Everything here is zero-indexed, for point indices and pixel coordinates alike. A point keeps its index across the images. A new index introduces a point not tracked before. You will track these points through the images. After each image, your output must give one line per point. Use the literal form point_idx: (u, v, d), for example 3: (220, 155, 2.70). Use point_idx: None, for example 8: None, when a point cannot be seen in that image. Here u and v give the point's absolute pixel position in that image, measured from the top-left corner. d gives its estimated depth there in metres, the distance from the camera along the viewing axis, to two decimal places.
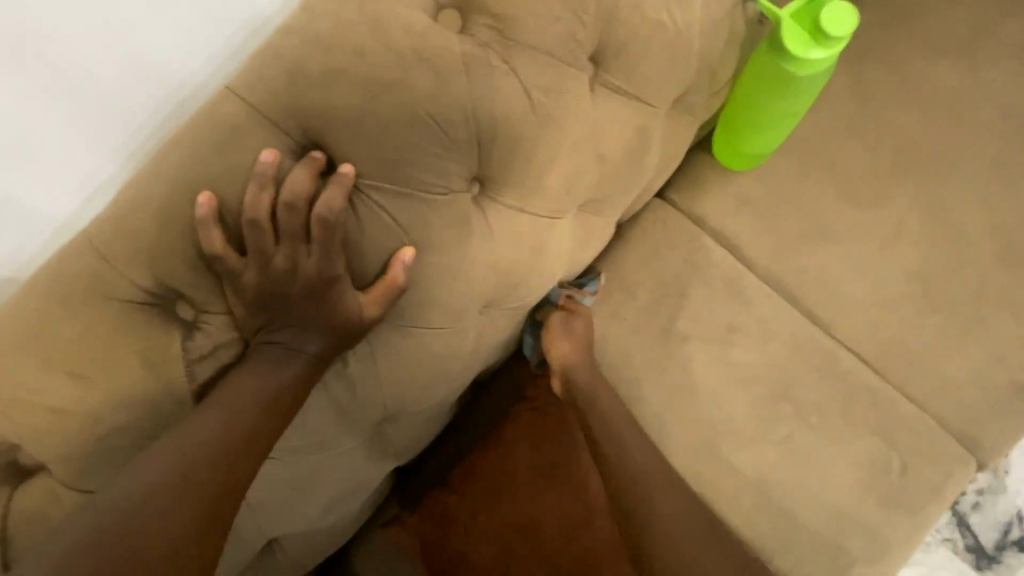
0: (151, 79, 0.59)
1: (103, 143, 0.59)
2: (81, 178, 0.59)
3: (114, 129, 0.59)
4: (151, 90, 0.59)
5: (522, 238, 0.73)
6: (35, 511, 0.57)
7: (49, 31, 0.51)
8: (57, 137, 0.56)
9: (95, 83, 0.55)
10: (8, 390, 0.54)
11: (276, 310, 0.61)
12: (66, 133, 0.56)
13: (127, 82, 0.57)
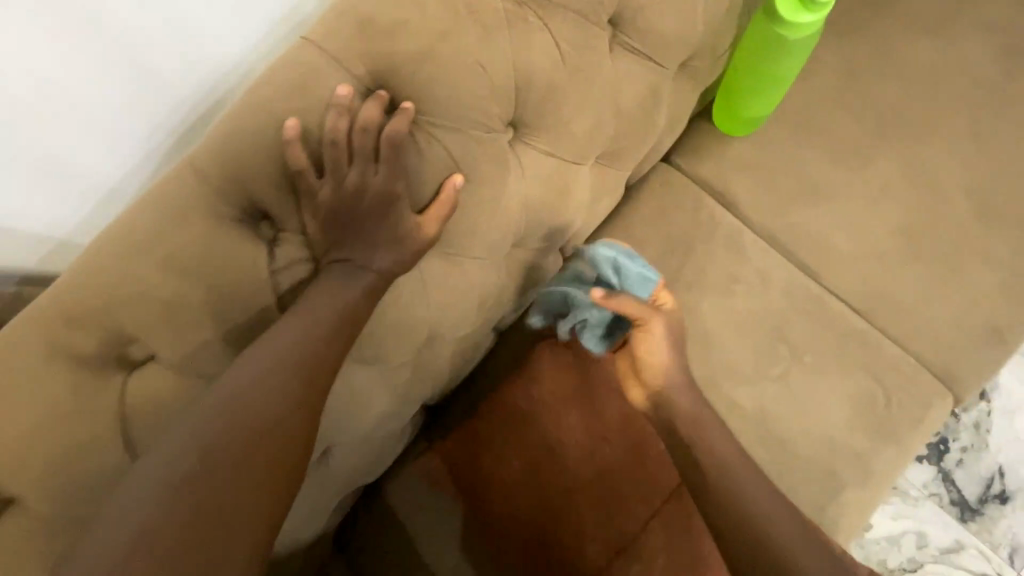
0: (203, 74, 0.79)
1: (157, 119, 0.78)
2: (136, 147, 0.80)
3: (165, 109, 0.78)
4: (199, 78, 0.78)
5: (549, 180, 0.84)
6: (146, 400, 0.65)
7: (138, 37, 0.69)
8: (126, 113, 0.75)
9: (160, 74, 0.74)
10: (123, 290, 0.63)
11: (345, 231, 0.69)
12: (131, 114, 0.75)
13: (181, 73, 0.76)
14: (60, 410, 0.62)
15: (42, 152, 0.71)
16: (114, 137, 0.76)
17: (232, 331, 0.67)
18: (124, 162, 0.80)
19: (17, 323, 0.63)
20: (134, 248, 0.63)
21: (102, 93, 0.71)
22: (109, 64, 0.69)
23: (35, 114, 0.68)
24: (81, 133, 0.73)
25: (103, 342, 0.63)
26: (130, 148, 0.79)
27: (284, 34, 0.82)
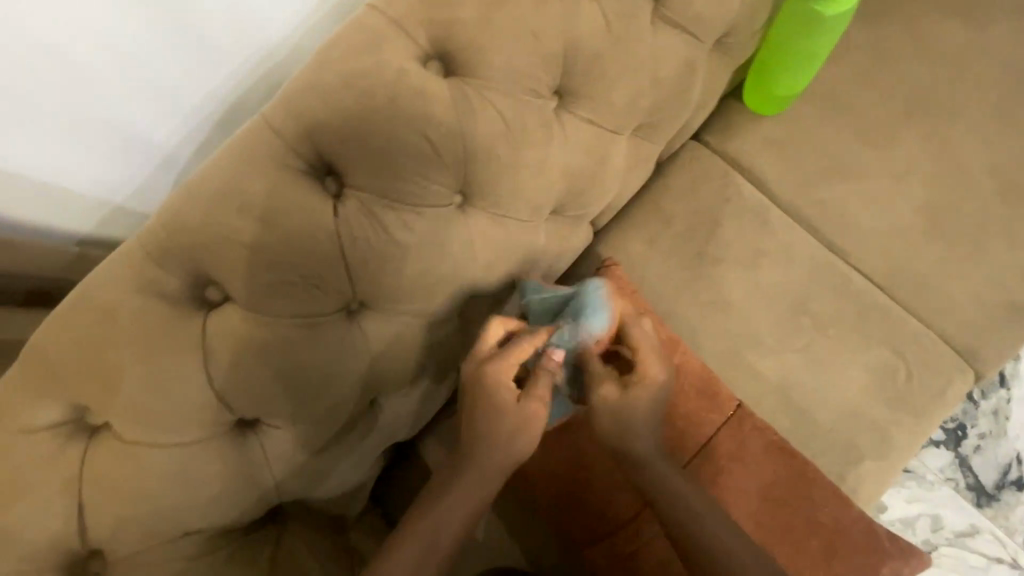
0: (256, 56, 0.87)
1: (209, 94, 0.87)
2: (190, 120, 0.88)
3: (218, 85, 0.86)
4: (253, 58, 0.87)
5: (589, 148, 0.88)
6: (222, 336, 0.71)
7: (209, 21, 0.77)
8: (186, 86, 0.83)
9: (222, 52, 0.82)
10: (204, 234, 0.68)
11: (403, 185, 0.73)
12: (189, 89, 0.84)
13: (238, 52, 0.84)
14: (149, 341, 0.69)
15: (110, 124, 0.81)
16: (172, 109, 0.85)
17: (298, 278, 0.71)
18: (178, 132, 0.88)
19: (111, 264, 0.70)
20: (215, 195, 0.68)
21: (169, 68, 0.79)
22: (180, 43, 0.77)
23: (113, 92, 0.77)
24: (147, 104, 0.81)
25: (186, 281, 0.70)
26: (184, 120, 0.87)
27: (329, 23, 0.91)
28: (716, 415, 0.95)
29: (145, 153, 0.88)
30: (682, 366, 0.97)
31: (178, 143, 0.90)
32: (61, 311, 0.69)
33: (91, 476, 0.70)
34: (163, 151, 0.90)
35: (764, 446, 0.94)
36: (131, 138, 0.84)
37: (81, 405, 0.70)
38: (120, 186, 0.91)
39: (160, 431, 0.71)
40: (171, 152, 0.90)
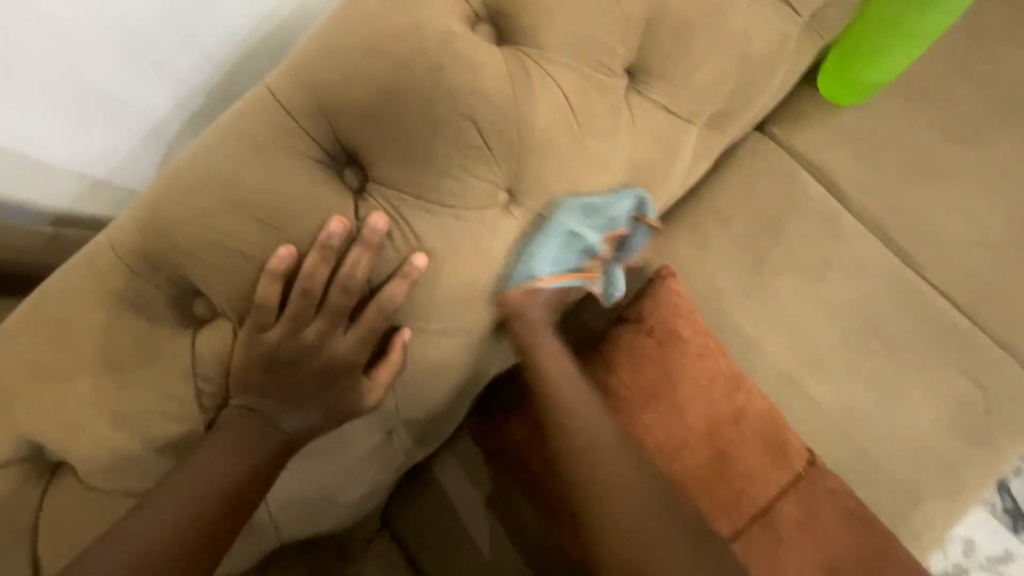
0: (263, 10, 0.70)
1: (205, 57, 0.70)
2: (183, 87, 0.71)
3: (217, 46, 0.69)
4: (260, 14, 0.70)
5: (659, 139, 0.73)
6: (214, 365, 0.56)
7: None
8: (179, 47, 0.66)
9: (223, 4, 0.65)
10: (186, 235, 0.53)
11: (445, 179, 0.58)
12: (183, 50, 0.67)
13: (243, 6, 0.67)
14: (124, 366, 0.54)
15: (84, 87, 0.64)
16: (160, 75, 0.68)
17: (304, 303, 0.54)
18: (168, 101, 0.72)
19: (73, 269, 0.55)
20: (205, 183, 0.53)
21: (157, 20, 0.62)
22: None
23: (84, 48, 0.61)
24: (130, 66, 0.65)
25: (170, 290, 0.55)
26: (175, 87, 0.70)
27: None
28: (783, 472, 0.78)
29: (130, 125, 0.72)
30: (748, 408, 0.80)
31: (170, 114, 0.74)
32: (13, 323, 0.54)
33: (48, 528, 0.56)
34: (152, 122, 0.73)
35: (839, 516, 0.77)
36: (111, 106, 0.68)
37: (36, 443, 0.55)
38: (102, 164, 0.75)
39: (129, 477, 0.56)
40: (162, 124, 0.74)
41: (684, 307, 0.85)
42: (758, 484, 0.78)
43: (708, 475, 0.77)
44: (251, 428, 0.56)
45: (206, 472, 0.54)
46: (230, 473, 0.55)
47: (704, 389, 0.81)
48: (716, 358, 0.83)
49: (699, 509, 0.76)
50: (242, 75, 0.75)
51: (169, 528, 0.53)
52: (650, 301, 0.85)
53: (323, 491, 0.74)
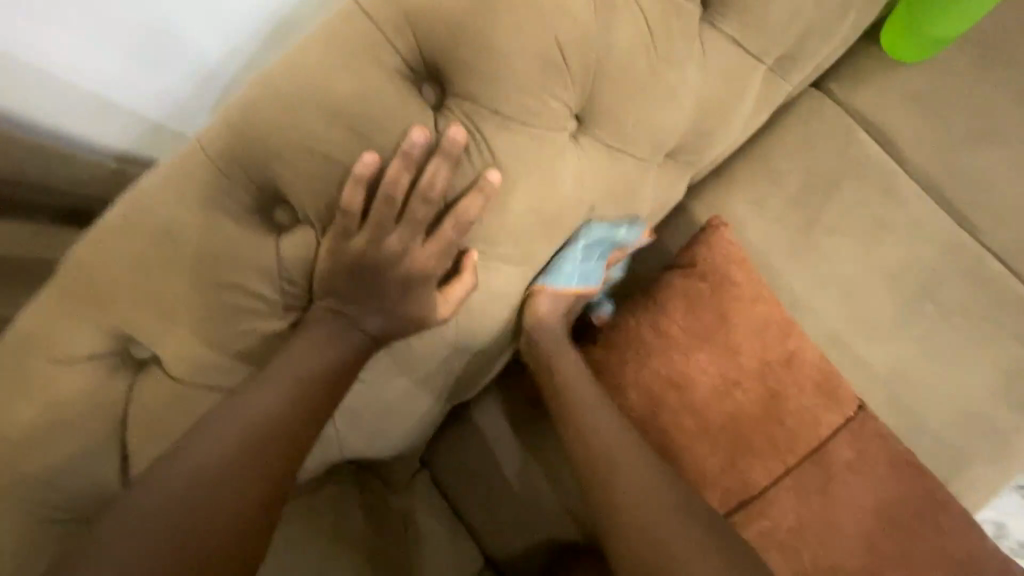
0: None
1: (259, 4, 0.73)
2: (236, 31, 0.74)
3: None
4: None
5: (726, 76, 0.74)
6: (298, 266, 0.59)
7: None
8: None
9: None
10: (274, 135, 0.55)
11: (522, 94, 0.59)
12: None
13: None
14: (213, 266, 0.57)
15: (146, 25, 0.67)
16: (217, 18, 0.71)
17: (386, 209, 0.56)
18: (222, 44, 0.74)
19: (163, 173, 0.57)
20: (292, 87, 0.54)
21: None
22: None
23: None
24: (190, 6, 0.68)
25: (252, 198, 0.57)
26: (230, 30, 0.73)
27: None
28: (836, 413, 0.82)
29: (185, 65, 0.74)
30: (798, 354, 0.84)
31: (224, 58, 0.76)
32: (106, 224, 0.57)
33: (137, 416, 0.60)
34: (206, 65, 0.76)
35: (888, 459, 0.80)
36: (169, 46, 0.71)
37: (128, 334, 0.59)
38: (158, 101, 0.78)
39: (213, 370, 0.60)
40: (215, 67, 0.76)
41: (737, 256, 0.88)
42: (810, 423, 0.81)
43: (761, 413, 0.81)
44: (338, 325, 0.60)
45: (300, 359, 0.58)
46: (321, 363, 0.59)
47: (757, 332, 0.84)
48: (765, 304, 0.86)
49: (753, 444, 0.80)
50: (292, 25, 0.78)
51: (258, 412, 0.56)
52: (703, 249, 0.89)
53: (381, 416, 0.75)
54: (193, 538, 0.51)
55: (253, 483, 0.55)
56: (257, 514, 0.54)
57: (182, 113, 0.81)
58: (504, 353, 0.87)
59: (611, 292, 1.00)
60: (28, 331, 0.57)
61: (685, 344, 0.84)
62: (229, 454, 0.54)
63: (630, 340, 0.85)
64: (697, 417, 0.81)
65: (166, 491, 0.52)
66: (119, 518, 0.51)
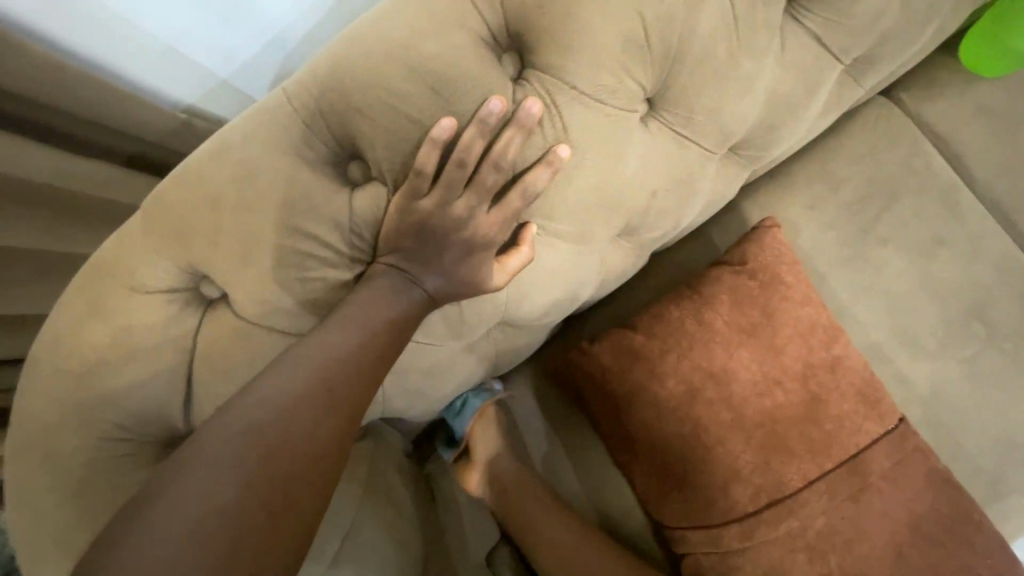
0: None
1: None
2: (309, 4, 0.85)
3: None
4: None
5: (803, 72, 0.74)
6: (369, 222, 0.62)
7: None
8: None
9: None
10: (357, 92, 0.56)
11: (602, 72, 0.59)
12: None
13: None
14: (289, 214, 0.59)
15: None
16: None
17: (458, 172, 0.57)
18: (293, 15, 0.85)
19: (248, 119, 0.59)
20: (380, 45, 0.55)
21: None
22: None
23: None
24: None
25: (330, 151, 0.60)
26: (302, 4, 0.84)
27: None
28: (875, 423, 0.84)
29: (260, 32, 0.85)
30: (842, 359, 0.86)
31: (294, 28, 0.87)
32: (191, 163, 0.59)
33: (202, 351, 0.62)
34: (277, 32, 0.86)
35: (926, 473, 0.83)
36: (251, 16, 0.81)
37: (201, 271, 0.61)
38: (231, 62, 0.88)
39: (278, 314, 0.62)
40: (284, 35, 0.87)
41: (788, 257, 0.88)
42: (849, 428, 0.83)
43: (801, 414, 0.83)
44: (403, 282, 0.62)
45: (367, 308, 0.60)
46: (388, 313, 0.61)
47: (801, 334, 0.85)
48: (810, 308, 0.87)
49: (790, 446, 0.81)
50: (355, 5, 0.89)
51: (329, 354, 0.57)
52: (754, 246, 0.88)
53: (424, 378, 0.77)
54: (274, 474, 0.51)
55: (324, 416, 0.55)
56: (330, 448, 0.55)
57: (252, 75, 0.91)
58: (541, 333, 0.88)
59: (649, 282, 1.00)
60: (111, 259, 0.60)
61: (727, 340, 0.84)
62: (305, 392, 0.55)
63: (676, 331, 0.85)
64: (736, 412, 0.82)
65: (243, 425, 0.52)
66: (191, 450, 0.51)
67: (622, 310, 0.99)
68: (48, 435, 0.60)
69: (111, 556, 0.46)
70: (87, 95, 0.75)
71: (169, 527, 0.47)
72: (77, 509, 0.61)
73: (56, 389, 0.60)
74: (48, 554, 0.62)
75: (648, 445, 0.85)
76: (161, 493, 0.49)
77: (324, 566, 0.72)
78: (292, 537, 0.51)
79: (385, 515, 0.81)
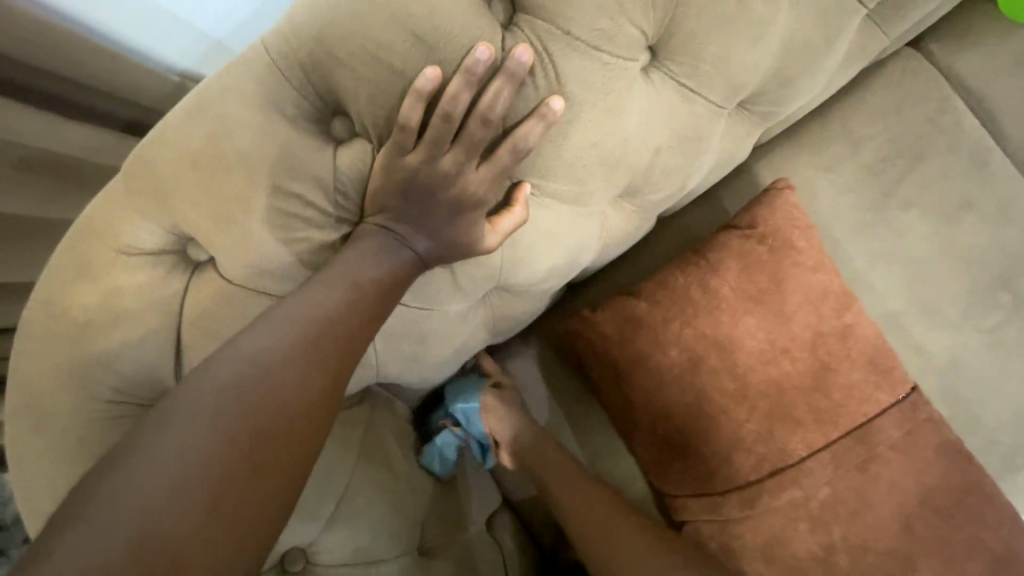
0: None
1: None
2: None
3: None
4: None
5: (821, 18, 0.69)
6: (354, 181, 0.59)
7: None
8: None
9: None
10: (335, 40, 0.52)
11: (599, 15, 0.55)
12: None
13: None
14: (271, 171, 0.57)
15: None
16: None
17: (444, 127, 0.54)
18: None
19: (226, 72, 0.56)
20: None
21: None
22: None
23: None
24: None
25: (312, 106, 0.57)
26: None
27: None
28: (886, 392, 0.81)
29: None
30: (854, 327, 0.82)
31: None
32: (170, 120, 0.57)
33: (189, 313, 0.62)
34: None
35: (938, 444, 0.80)
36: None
37: (185, 233, 0.60)
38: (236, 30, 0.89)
39: (264, 276, 0.61)
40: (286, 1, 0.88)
41: (801, 221, 0.84)
42: (859, 398, 0.80)
43: (809, 383, 0.80)
44: (391, 244, 0.60)
45: (353, 267, 0.58)
46: (374, 274, 0.59)
47: (812, 300, 0.82)
48: (822, 274, 0.83)
49: (796, 415, 0.79)
50: None
51: (312, 313, 0.56)
52: (765, 209, 0.84)
53: (419, 343, 0.75)
54: (257, 430, 0.50)
55: (308, 375, 0.54)
56: (315, 407, 0.54)
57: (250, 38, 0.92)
58: (540, 301, 0.86)
59: (654, 250, 0.97)
60: (95, 222, 0.59)
61: (733, 307, 0.81)
62: (288, 351, 0.53)
63: (679, 297, 0.82)
64: (741, 380, 0.80)
65: (225, 383, 0.51)
66: (171, 408, 0.50)
67: (625, 277, 0.96)
68: (41, 397, 0.61)
69: (88, 504, 0.46)
70: (78, 55, 0.73)
71: (147, 478, 0.46)
72: (70, 471, 0.61)
73: (47, 352, 0.60)
74: (45, 518, 0.63)
75: (648, 412, 0.83)
76: (140, 449, 0.48)
77: (319, 526, 0.75)
78: (276, 493, 0.50)
79: (382, 480, 0.81)
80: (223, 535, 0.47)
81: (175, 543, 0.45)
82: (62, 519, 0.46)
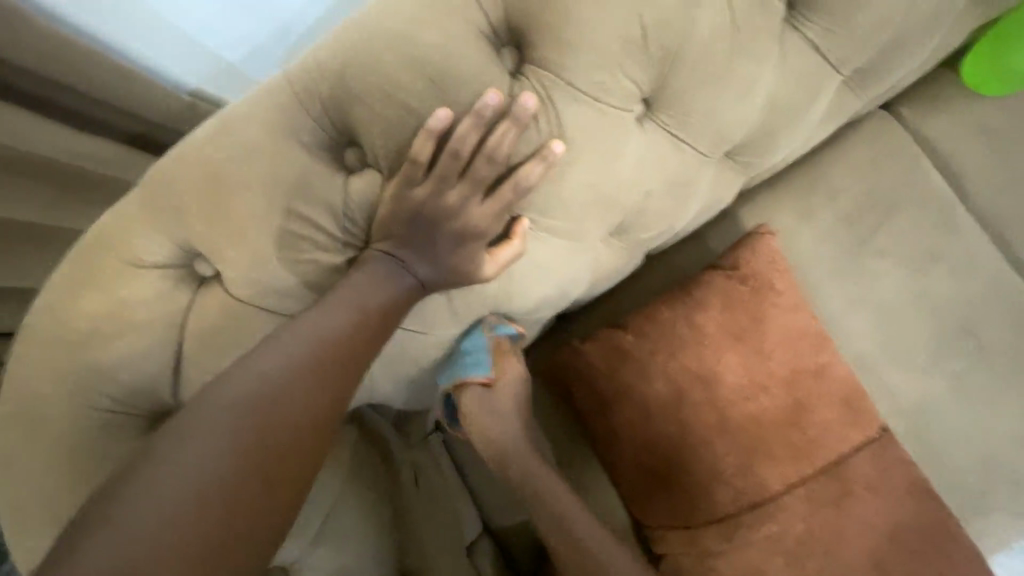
0: None
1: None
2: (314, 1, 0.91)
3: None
4: None
5: (800, 80, 0.75)
6: (363, 209, 0.63)
7: None
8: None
9: None
10: (354, 80, 0.56)
11: (600, 71, 0.60)
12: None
13: None
14: (286, 196, 0.59)
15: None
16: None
17: (452, 164, 0.58)
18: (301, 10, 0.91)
19: (247, 102, 0.59)
20: (380, 32, 0.56)
21: None
22: None
23: None
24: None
25: (327, 136, 0.60)
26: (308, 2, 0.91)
27: None
28: (860, 431, 0.84)
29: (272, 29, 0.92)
30: (829, 367, 0.86)
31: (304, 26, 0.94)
32: (191, 142, 0.60)
33: (193, 327, 0.63)
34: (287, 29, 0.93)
35: (907, 483, 0.83)
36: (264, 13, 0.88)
37: (195, 250, 0.62)
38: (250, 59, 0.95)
39: (270, 295, 0.63)
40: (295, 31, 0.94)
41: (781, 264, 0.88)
42: (834, 435, 0.83)
43: (786, 419, 0.83)
44: (394, 270, 0.63)
45: (360, 292, 0.61)
46: (378, 298, 0.62)
47: (791, 341, 0.86)
48: (801, 315, 0.87)
49: (773, 451, 0.82)
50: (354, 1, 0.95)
51: (320, 334, 0.58)
52: (749, 251, 0.89)
53: (413, 365, 0.78)
54: (266, 446, 0.52)
55: (315, 394, 0.56)
56: (321, 423, 0.56)
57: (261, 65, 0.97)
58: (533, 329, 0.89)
59: (642, 283, 1.01)
60: (107, 235, 0.61)
61: (715, 343, 0.85)
62: (298, 370, 0.56)
63: (666, 331, 0.86)
64: (722, 414, 0.83)
65: (235, 401, 0.53)
66: (181, 426, 0.52)
67: (614, 309, 1.00)
68: (38, 405, 0.61)
69: (102, 519, 0.47)
70: (95, 72, 0.76)
71: (161, 493, 0.48)
72: (63, 478, 0.62)
73: (48, 360, 0.61)
74: (36, 522, 0.63)
75: (633, 444, 0.85)
76: (150, 465, 0.49)
77: (307, 542, 0.76)
78: (284, 505, 0.52)
79: (367, 498, 0.84)
80: (233, 548, 0.49)
81: (191, 553, 0.47)
82: (77, 532, 0.47)
